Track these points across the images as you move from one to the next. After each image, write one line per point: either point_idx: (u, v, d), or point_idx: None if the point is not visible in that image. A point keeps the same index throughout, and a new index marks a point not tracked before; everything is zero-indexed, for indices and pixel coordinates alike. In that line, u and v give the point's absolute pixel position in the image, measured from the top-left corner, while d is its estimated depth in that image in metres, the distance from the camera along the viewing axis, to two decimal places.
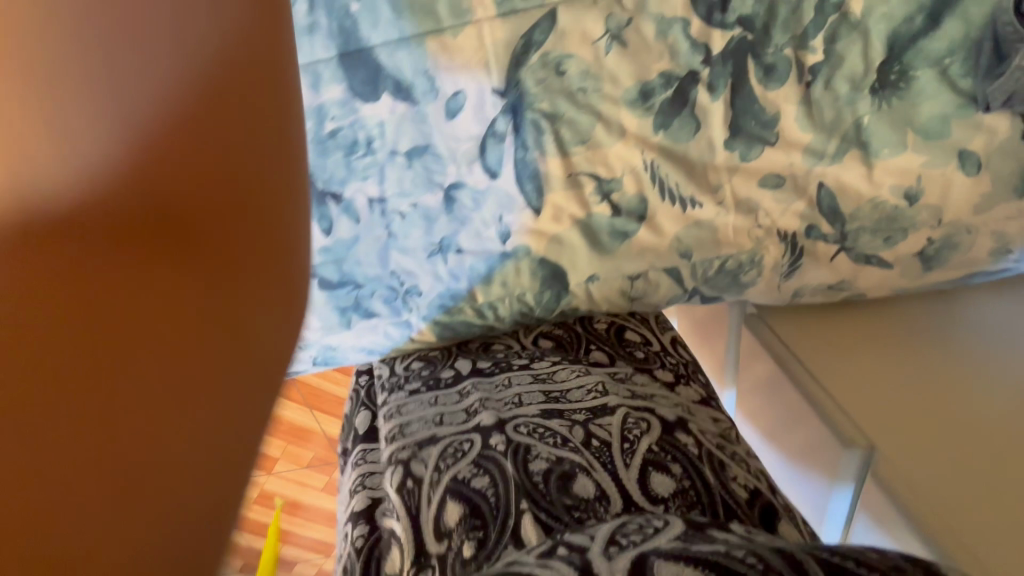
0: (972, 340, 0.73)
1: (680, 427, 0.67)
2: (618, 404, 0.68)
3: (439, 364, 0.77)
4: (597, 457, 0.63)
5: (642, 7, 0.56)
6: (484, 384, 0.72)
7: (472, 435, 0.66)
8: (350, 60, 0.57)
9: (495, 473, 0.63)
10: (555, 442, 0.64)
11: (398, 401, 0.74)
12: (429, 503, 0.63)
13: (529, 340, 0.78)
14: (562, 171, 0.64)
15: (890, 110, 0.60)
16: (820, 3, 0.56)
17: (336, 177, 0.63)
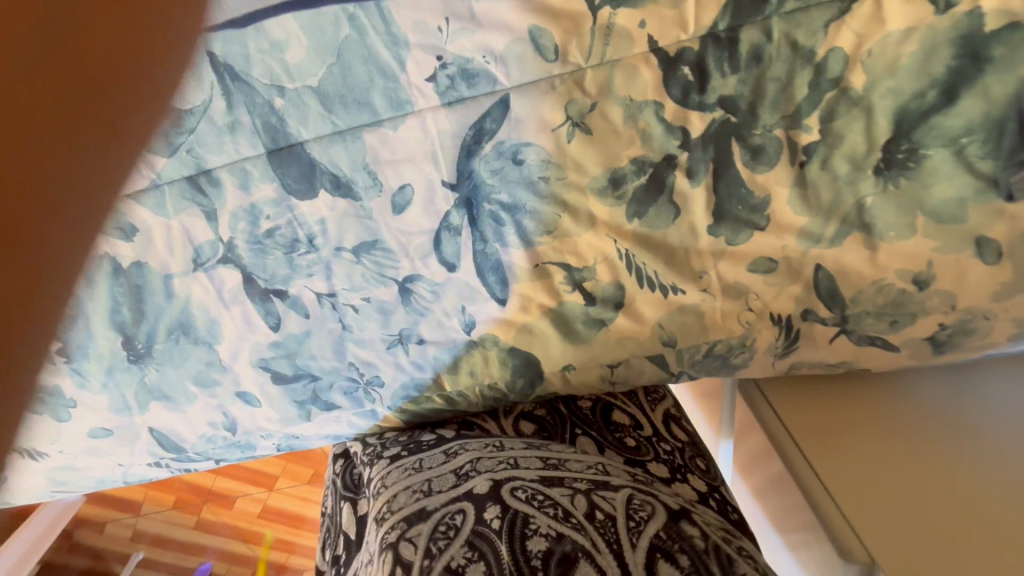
0: (978, 427, 0.67)
1: (684, 516, 0.60)
2: (621, 483, 0.62)
3: (419, 429, 0.71)
4: (601, 535, 0.55)
5: (607, 90, 0.48)
6: (475, 444, 0.67)
7: (464, 505, 0.59)
8: (280, 155, 0.51)
9: (489, 557, 0.54)
10: (556, 514, 0.57)
11: (380, 472, 0.67)
12: None
13: (509, 424, 0.71)
14: (527, 262, 0.57)
15: (897, 191, 0.52)
16: (815, 78, 0.48)
17: (278, 275, 0.58)
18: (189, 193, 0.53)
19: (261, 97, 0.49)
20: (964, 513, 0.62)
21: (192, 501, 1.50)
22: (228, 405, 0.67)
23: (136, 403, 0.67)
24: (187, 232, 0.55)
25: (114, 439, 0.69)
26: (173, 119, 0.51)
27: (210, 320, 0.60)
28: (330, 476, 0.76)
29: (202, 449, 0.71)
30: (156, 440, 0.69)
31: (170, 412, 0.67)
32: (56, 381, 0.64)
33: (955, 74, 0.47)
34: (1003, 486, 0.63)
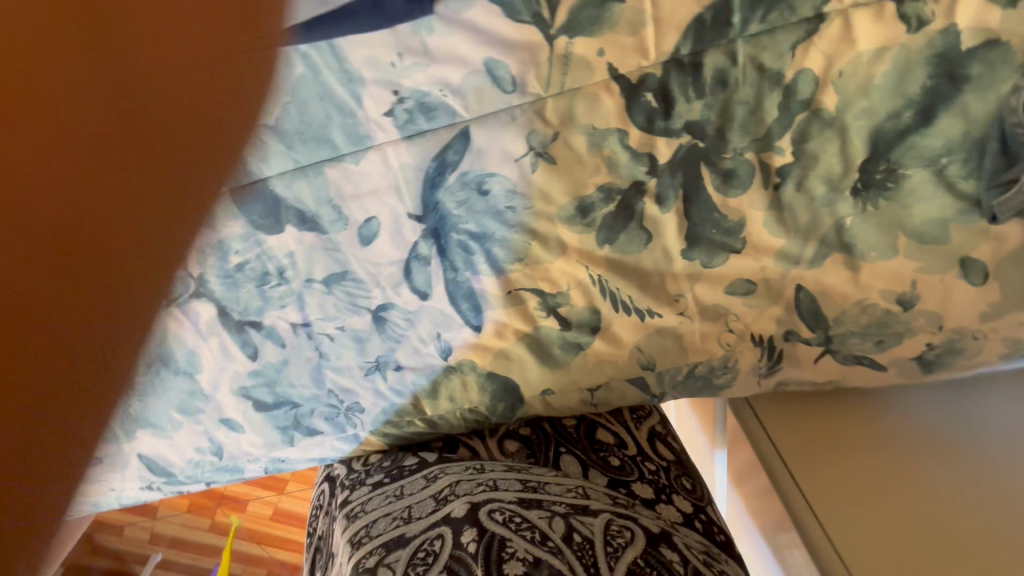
0: (967, 446, 0.65)
1: (665, 540, 0.58)
2: (601, 507, 0.60)
3: (403, 453, 0.71)
4: (579, 558, 0.54)
5: (569, 119, 0.47)
6: (454, 468, 0.66)
7: (442, 529, 0.58)
8: (245, 191, 0.51)
9: None
10: (533, 537, 0.56)
11: (361, 499, 0.67)
12: None
13: (494, 444, 0.70)
14: (499, 289, 0.57)
15: (876, 212, 0.51)
16: (786, 100, 0.46)
17: (252, 306, 0.58)
18: None
19: None
20: (947, 536, 0.61)
21: (206, 506, 1.55)
22: (213, 432, 0.68)
23: (123, 432, 0.68)
24: None
25: (104, 466, 0.71)
26: None
27: (189, 351, 0.61)
28: (318, 494, 0.77)
29: (191, 474, 0.72)
30: (147, 465, 0.71)
31: (158, 438, 0.68)
32: None
33: (933, 94, 0.45)
34: (989, 510, 0.61)
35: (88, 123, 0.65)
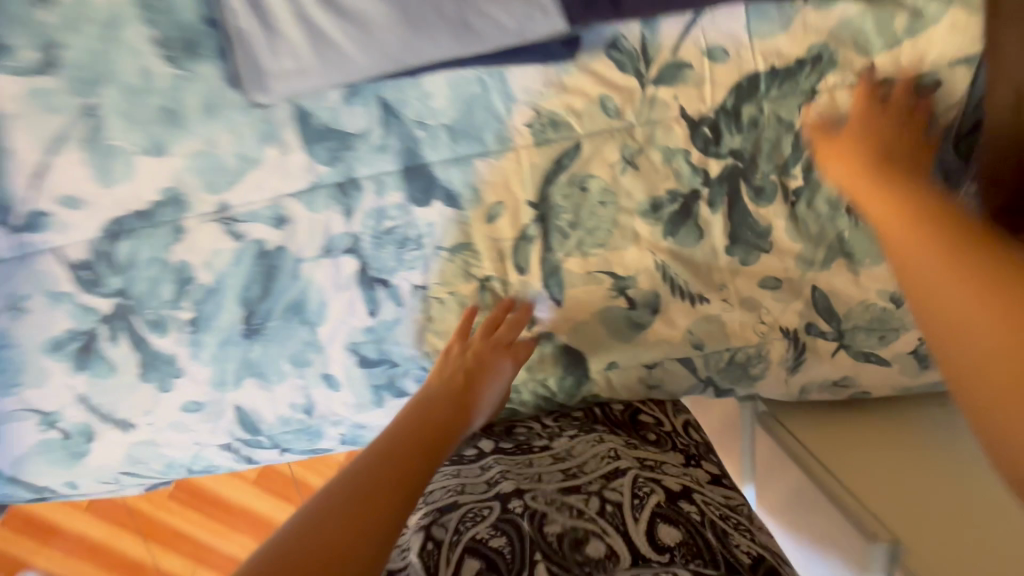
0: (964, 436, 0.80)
1: (684, 496, 0.67)
2: (629, 468, 0.69)
3: (463, 442, 0.77)
4: (610, 522, 0.63)
5: (651, 140, 0.68)
6: (507, 459, 0.72)
7: (492, 502, 0.65)
8: (411, 172, 0.69)
9: (512, 533, 0.61)
10: (571, 511, 0.64)
11: None
12: (448, 564, 0.60)
13: (551, 422, 0.79)
14: (582, 269, 0.73)
15: (866, 226, 0.70)
16: (797, 140, 0.68)
17: (387, 266, 0.73)
18: (337, 195, 0.70)
19: (407, 128, 0.68)
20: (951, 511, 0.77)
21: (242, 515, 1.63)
22: (312, 388, 0.77)
23: (233, 379, 0.76)
24: (327, 225, 0.71)
25: (201, 415, 0.77)
26: (343, 140, 0.68)
27: (322, 301, 0.74)
28: None
29: (274, 433, 0.79)
30: (239, 418, 0.78)
31: (260, 390, 0.77)
32: (173, 350, 0.74)
33: None
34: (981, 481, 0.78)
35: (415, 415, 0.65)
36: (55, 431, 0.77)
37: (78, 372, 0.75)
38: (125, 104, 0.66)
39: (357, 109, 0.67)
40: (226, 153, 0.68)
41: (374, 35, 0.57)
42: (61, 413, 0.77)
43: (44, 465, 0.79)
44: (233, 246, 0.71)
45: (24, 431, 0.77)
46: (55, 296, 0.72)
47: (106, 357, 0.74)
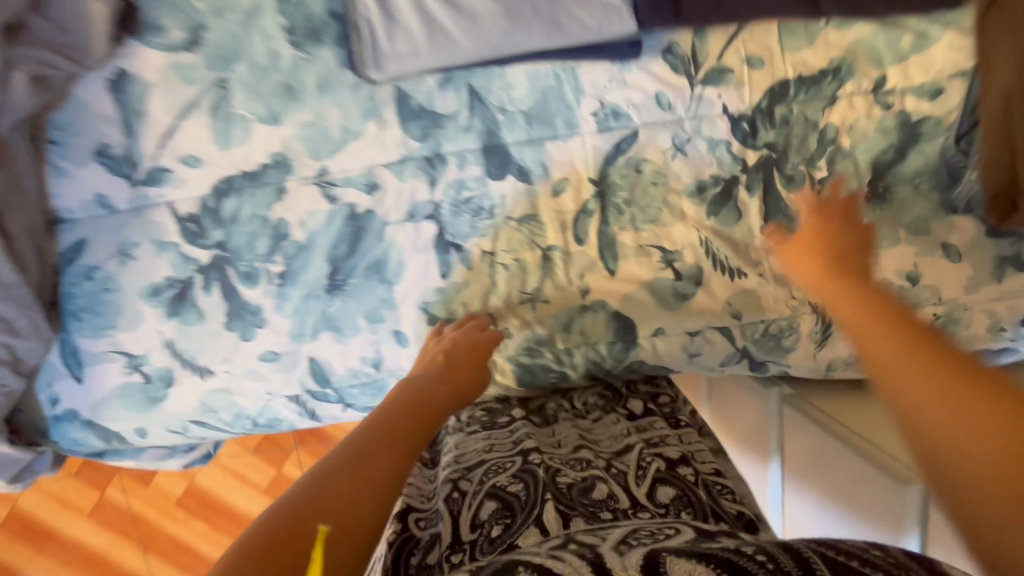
0: None
1: (681, 463, 0.80)
2: (634, 442, 0.83)
3: (497, 414, 0.90)
4: (612, 475, 0.75)
5: (698, 131, 0.80)
6: (536, 430, 0.85)
7: (517, 458, 0.77)
8: (489, 150, 0.80)
9: (529, 481, 0.73)
10: (578, 465, 0.78)
11: (459, 438, 0.85)
12: (470, 505, 0.72)
13: (578, 402, 0.92)
14: (633, 243, 0.82)
15: (882, 213, 0.80)
16: (821, 137, 0.80)
17: (461, 233, 0.82)
18: (424, 167, 0.80)
19: (490, 112, 0.79)
20: None
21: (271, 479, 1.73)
22: (383, 342, 0.84)
23: (311, 331, 0.83)
24: (412, 193, 0.81)
25: (276, 365, 0.83)
26: (434, 120, 0.79)
27: (401, 262, 0.82)
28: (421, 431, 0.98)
29: (342, 385, 0.84)
30: (312, 369, 0.83)
31: (334, 343, 0.83)
32: (260, 300, 0.81)
33: (904, 140, 0.78)
34: None
35: (405, 399, 0.69)
36: (138, 375, 0.83)
37: (170, 318, 0.81)
38: (251, 79, 0.77)
39: (449, 94, 0.78)
40: (332, 125, 0.78)
41: (485, 28, 0.69)
42: (147, 356, 0.82)
43: (121, 409, 0.84)
44: (327, 208, 0.80)
45: (109, 373, 0.82)
46: (161, 245, 0.80)
47: (198, 305, 0.81)
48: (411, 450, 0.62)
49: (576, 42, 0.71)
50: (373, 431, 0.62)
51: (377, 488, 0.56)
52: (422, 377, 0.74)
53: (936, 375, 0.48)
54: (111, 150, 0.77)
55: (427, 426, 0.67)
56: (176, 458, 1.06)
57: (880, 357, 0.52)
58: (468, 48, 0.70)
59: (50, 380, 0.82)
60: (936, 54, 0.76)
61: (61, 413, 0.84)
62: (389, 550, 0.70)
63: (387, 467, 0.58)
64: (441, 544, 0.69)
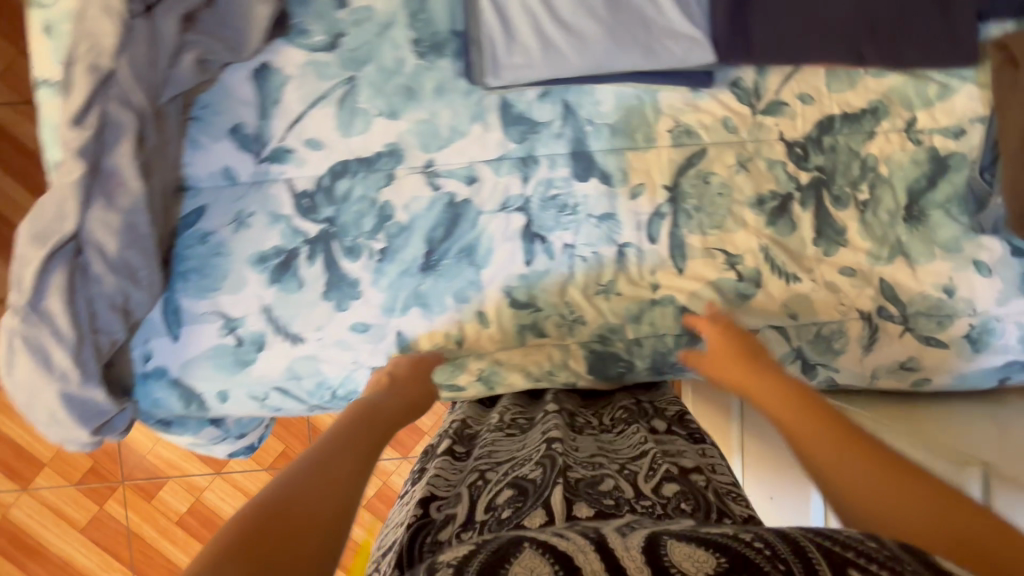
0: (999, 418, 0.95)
1: (693, 469, 0.81)
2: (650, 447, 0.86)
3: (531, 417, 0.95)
4: (622, 471, 0.79)
5: (758, 152, 0.92)
6: (562, 429, 0.88)
7: (538, 451, 0.81)
8: (577, 155, 0.91)
9: (546, 468, 0.76)
10: (592, 462, 0.81)
11: (490, 438, 0.91)
12: (487, 491, 0.76)
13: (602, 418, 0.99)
14: (700, 245, 0.91)
15: (919, 232, 0.91)
16: (864, 164, 0.92)
17: (546, 225, 0.91)
18: (518, 166, 0.90)
19: (579, 123, 0.91)
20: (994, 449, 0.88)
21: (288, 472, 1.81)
22: (466, 322, 0.90)
23: (402, 307, 0.89)
24: (506, 188, 0.90)
25: (366, 336, 0.88)
26: (531, 126, 0.90)
27: (491, 248, 0.90)
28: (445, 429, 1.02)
29: None
30: (398, 342, 0.89)
31: (422, 319, 0.89)
32: (359, 274, 0.88)
33: (935, 171, 0.91)
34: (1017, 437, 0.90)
35: (363, 413, 0.69)
36: (232, 337, 0.87)
37: (272, 284, 0.87)
38: (377, 80, 0.88)
39: (546, 105, 0.90)
40: (442, 123, 0.89)
41: (592, 47, 0.82)
42: (244, 320, 0.87)
43: (209, 370, 0.87)
44: (430, 194, 0.89)
45: (205, 334, 0.86)
46: (275, 217, 0.87)
47: (300, 274, 0.87)
48: (371, 454, 0.62)
49: (665, 66, 0.84)
50: (336, 435, 0.62)
51: (346, 486, 0.54)
52: (379, 395, 0.75)
53: (858, 458, 0.57)
54: (244, 129, 0.86)
55: (383, 437, 0.67)
56: (227, 441, 1.08)
57: (822, 459, 0.59)
58: (575, 62, 0.82)
59: (147, 336, 0.86)
60: (959, 102, 0.90)
61: (150, 370, 0.87)
62: (408, 528, 0.74)
63: (353, 468, 0.57)
64: (455, 523, 0.73)
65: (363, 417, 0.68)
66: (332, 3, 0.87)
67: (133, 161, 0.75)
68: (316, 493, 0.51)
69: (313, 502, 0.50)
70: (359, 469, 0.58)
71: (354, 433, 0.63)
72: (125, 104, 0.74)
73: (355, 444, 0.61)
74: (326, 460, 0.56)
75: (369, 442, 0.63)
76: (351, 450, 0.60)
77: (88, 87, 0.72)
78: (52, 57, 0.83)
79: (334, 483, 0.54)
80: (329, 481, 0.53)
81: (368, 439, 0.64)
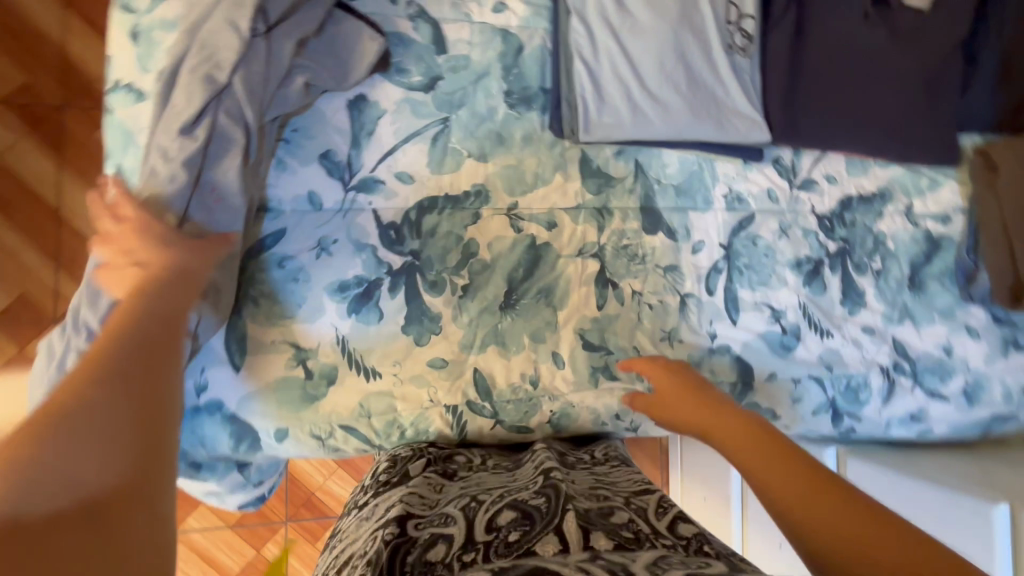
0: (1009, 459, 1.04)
1: None
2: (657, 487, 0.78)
3: (517, 457, 0.87)
4: (637, 512, 0.70)
5: (794, 221, 1.04)
6: (555, 457, 0.83)
7: (541, 478, 0.74)
8: (646, 210, 0.98)
9: (550, 494, 0.70)
10: (596, 497, 0.73)
11: (477, 475, 0.81)
12: (486, 511, 0.68)
13: (602, 454, 0.90)
14: (750, 300, 1.00)
15: (921, 299, 1.06)
16: (876, 238, 1.07)
17: (617, 271, 0.95)
18: (594, 216, 0.95)
19: (649, 182, 0.99)
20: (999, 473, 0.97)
21: (257, 536, 1.58)
22: (541, 362, 0.90)
23: (479, 345, 0.88)
24: (583, 234, 0.94)
25: (443, 372, 0.87)
26: (606, 180, 0.97)
27: (567, 290, 0.93)
28: (397, 449, 0.86)
29: (500, 400, 0.89)
30: (475, 380, 0.88)
31: (498, 358, 0.89)
32: (440, 309, 0.87)
33: (931, 248, 1.08)
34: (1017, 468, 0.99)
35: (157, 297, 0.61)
36: (301, 369, 0.82)
37: (350, 315, 0.83)
38: (469, 124, 0.91)
39: (620, 162, 0.97)
40: (527, 170, 0.93)
41: (671, 116, 0.92)
42: (316, 351, 0.82)
43: (271, 405, 0.81)
44: (513, 236, 0.91)
45: (273, 364, 0.81)
46: (359, 246, 0.85)
47: (380, 306, 0.85)
48: (165, 338, 0.58)
49: (728, 137, 0.95)
50: (120, 330, 0.55)
51: (130, 396, 0.49)
52: (174, 263, 0.65)
53: (802, 485, 0.59)
54: (334, 156, 0.85)
55: (174, 312, 0.61)
56: (243, 490, 0.95)
57: (765, 485, 0.62)
58: (656, 127, 0.92)
59: (205, 365, 0.79)
60: (945, 194, 1.09)
61: (203, 403, 0.79)
62: (385, 552, 0.62)
63: (134, 371, 0.52)
64: (452, 545, 0.63)
65: (147, 295, 0.61)
66: (432, 48, 0.90)
67: (239, 177, 0.72)
68: (88, 415, 0.45)
69: (86, 434, 0.44)
70: (143, 365, 0.53)
71: (133, 323, 0.57)
72: (235, 119, 0.72)
73: (152, 338, 0.56)
74: (99, 368, 0.50)
75: (164, 331, 0.58)
76: (145, 348, 0.55)
77: (201, 97, 0.70)
78: (137, 64, 0.79)
79: (108, 394, 0.48)
80: (111, 394, 0.48)
81: (167, 327, 0.59)
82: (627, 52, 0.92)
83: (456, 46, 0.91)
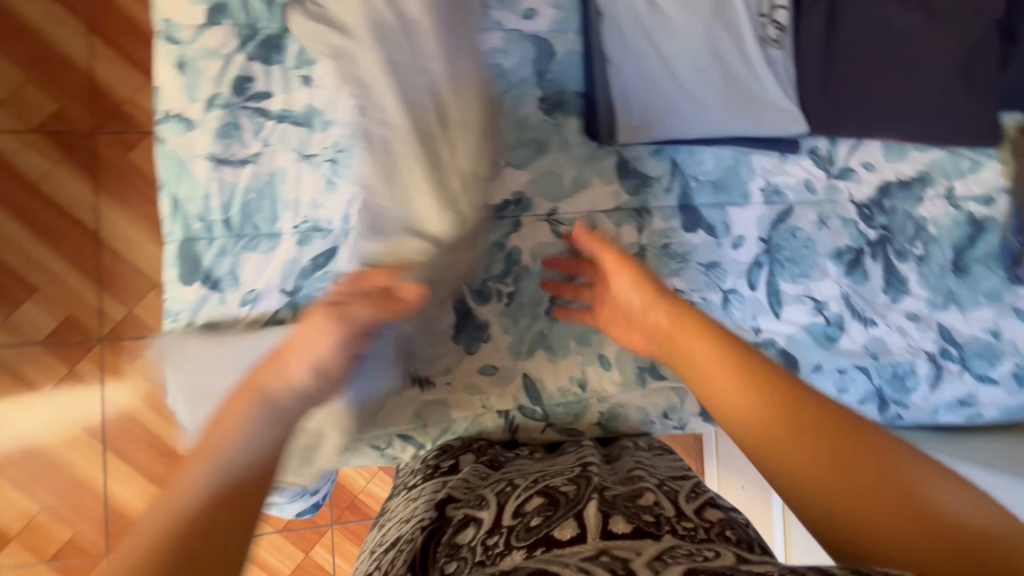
0: None
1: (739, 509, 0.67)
2: (695, 475, 0.74)
3: (560, 449, 0.87)
4: (668, 495, 0.67)
5: (834, 211, 1.04)
6: (593, 451, 0.81)
7: (581, 467, 0.73)
8: (684, 208, 0.98)
9: (581, 482, 0.67)
10: (628, 482, 0.70)
11: (515, 465, 0.80)
12: (514, 498, 0.66)
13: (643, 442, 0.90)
14: (793, 292, 1.00)
15: (967, 283, 1.05)
16: (917, 223, 1.06)
17: (659, 270, 0.96)
18: (633, 216, 0.96)
19: (686, 179, 0.98)
20: None
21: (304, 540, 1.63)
22: (588, 364, 0.92)
23: (528, 350, 0.91)
24: (623, 236, 0.95)
25: (494, 379, 0.90)
26: (644, 180, 0.97)
27: None
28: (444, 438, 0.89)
29: (551, 403, 0.91)
30: (525, 385, 0.91)
31: (547, 362, 0.91)
32: (489, 317, 0.90)
33: (974, 231, 1.06)
34: None
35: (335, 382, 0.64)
36: None
37: None
38: (507, 133, 0.92)
39: (657, 161, 0.97)
40: (565, 176, 0.94)
41: (708, 113, 0.92)
42: None
43: None
44: (555, 241, 0.92)
45: None
46: None
47: None
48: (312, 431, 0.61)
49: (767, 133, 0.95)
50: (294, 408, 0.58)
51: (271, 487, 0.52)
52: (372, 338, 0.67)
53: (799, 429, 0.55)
54: None
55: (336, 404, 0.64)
56: (303, 499, 0.98)
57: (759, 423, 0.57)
58: (693, 126, 0.92)
59: None
60: (987, 175, 1.07)
61: None
62: (422, 534, 0.66)
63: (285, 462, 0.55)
64: (481, 529, 0.63)
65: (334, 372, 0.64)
66: None
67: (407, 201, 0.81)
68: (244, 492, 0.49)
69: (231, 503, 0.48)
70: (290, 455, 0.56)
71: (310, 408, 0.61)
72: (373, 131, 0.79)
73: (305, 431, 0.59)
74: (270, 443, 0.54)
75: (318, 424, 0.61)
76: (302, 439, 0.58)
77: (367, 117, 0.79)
78: (187, 92, 0.81)
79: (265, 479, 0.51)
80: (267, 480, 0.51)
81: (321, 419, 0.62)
82: (661, 51, 0.91)
83: (490, 56, 0.92)
